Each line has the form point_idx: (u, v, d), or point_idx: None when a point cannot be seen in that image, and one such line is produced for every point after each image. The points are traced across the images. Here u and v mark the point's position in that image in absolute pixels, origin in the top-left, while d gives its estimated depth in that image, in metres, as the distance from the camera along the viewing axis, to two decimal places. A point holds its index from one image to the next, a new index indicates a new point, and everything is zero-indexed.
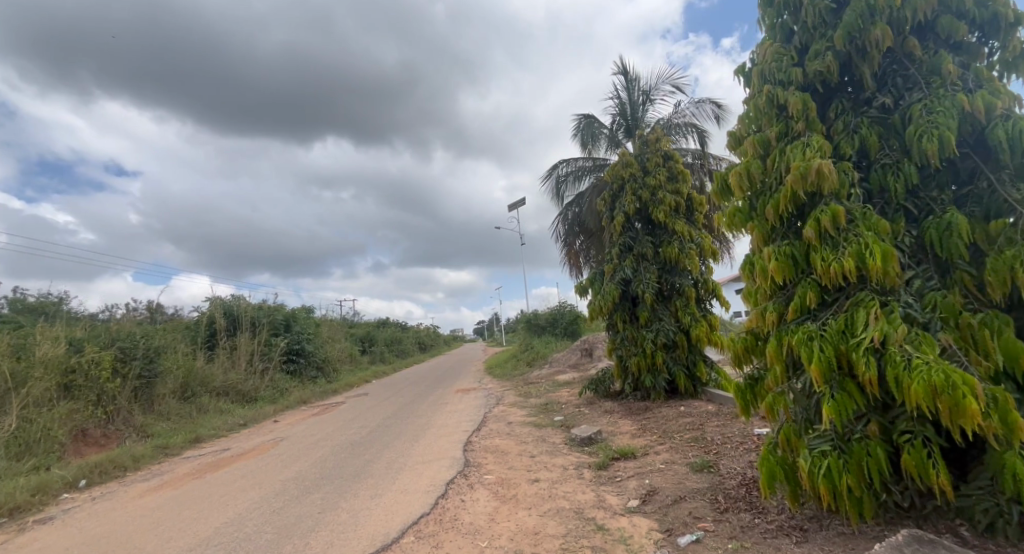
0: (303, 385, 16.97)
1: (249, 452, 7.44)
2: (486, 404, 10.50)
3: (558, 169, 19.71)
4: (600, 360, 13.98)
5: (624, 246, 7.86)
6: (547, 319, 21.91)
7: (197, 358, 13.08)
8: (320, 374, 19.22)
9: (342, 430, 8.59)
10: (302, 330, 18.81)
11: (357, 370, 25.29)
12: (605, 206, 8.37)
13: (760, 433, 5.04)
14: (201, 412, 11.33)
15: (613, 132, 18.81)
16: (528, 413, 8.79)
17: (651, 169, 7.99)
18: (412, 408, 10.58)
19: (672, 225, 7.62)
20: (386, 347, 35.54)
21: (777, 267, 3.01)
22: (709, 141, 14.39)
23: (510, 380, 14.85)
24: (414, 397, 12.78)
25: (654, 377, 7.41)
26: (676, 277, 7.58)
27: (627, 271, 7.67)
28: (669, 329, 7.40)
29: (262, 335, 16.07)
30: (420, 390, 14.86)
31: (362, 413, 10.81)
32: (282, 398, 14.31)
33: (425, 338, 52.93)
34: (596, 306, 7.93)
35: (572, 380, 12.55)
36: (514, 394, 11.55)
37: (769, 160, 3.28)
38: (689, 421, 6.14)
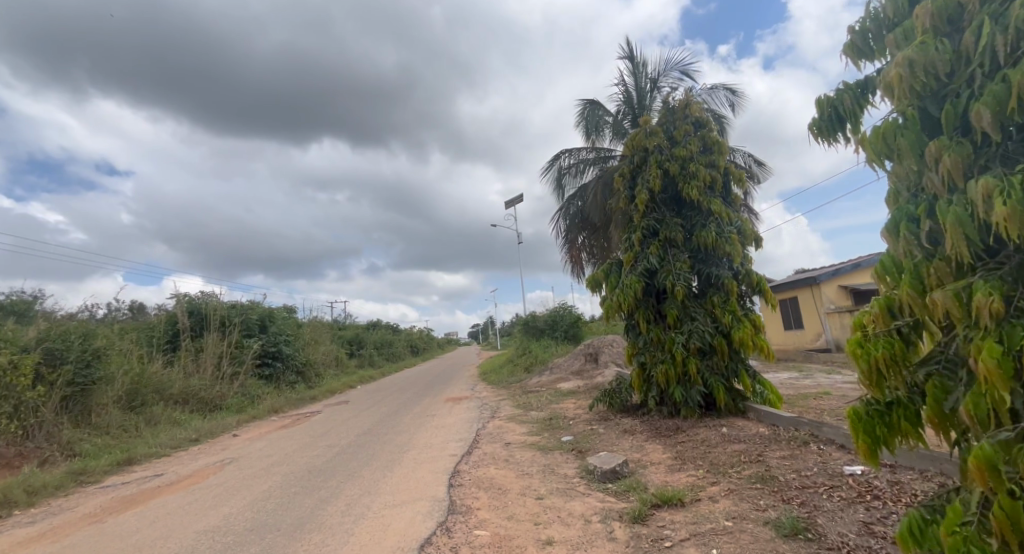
0: (279, 391, 15.47)
1: (182, 481, 5.96)
2: (479, 417, 9.08)
3: (559, 161, 18.30)
4: (607, 366, 12.58)
5: (647, 230, 6.55)
6: (546, 322, 20.54)
7: (152, 362, 11.55)
8: (300, 380, 17.72)
9: (306, 450, 7.11)
10: (281, 331, 17.32)
11: (342, 374, 23.75)
12: (623, 185, 7.10)
13: (857, 473, 3.65)
14: (150, 424, 9.83)
15: (618, 120, 17.56)
16: (529, 430, 7.38)
17: (680, 139, 6.70)
18: (394, 421, 9.11)
19: (707, 205, 6.27)
20: (375, 350, 34.03)
21: (1023, 215, 1.42)
22: (727, 127, 13.13)
23: (507, 388, 13.43)
24: (398, 408, 11.32)
25: (686, 391, 6.03)
26: (711, 267, 6.23)
27: (652, 260, 6.36)
28: (705, 332, 6.04)
29: (232, 336, 14.56)
30: (406, 398, 13.37)
31: (335, 426, 9.33)
32: (252, 407, 12.81)
33: (417, 341, 51.44)
34: (613, 303, 6.60)
35: (577, 388, 11.14)
36: (512, 405, 10.12)
37: (967, 34, 1.84)
38: (739, 449, 4.72)
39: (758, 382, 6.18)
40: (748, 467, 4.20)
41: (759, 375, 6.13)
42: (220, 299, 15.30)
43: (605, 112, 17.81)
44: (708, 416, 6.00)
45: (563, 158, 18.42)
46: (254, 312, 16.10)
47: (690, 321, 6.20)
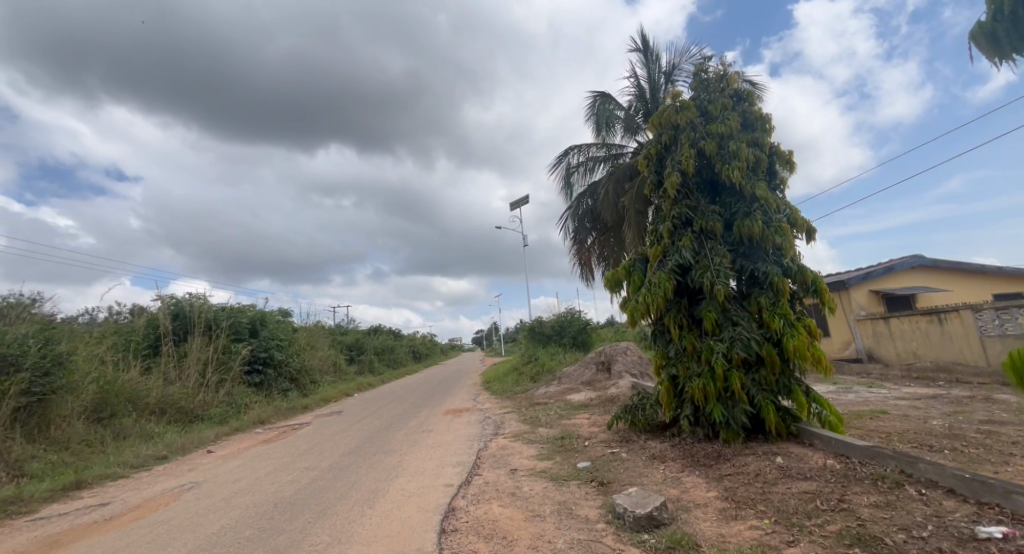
0: (269, 400, 14.54)
1: (125, 514, 4.98)
2: (481, 434, 8.07)
3: (568, 158, 17.38)
4: (621, 376, 11.57)
5: (679, 219, 5.62)
6: (553, 328, 19.53)
7: (126, 370, 10.63)
8: (293, 387, 16.79)
9: (279, 473, 6.13)
10: (274, 336, 16.42)
11: (339, 381, 22.77)
12: (649, 168, 6.19)
13: (998, 538, 2.63)
14: (118, 439, 8.89)
15: (630, 116, 16.76)
16: (538, 452, 6.38)
17: (716, 114, 5.73)
18: (385, 438, 8.12)
19: (751, 189, 5.30)
20: (376, 356, 33.06)
21: None
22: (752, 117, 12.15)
23: (512, 398, 12.44)
24: (392, 421, 10.32)
25: (728, 410, 5.03)
26: (757, 263, 5.24)
27: (685, 255, 5.41)
28: (750, 339, 5.04)
29: (220, 341, 13.65)
30: (403, 409, 12.35)
31: (320, 443, 8.35)
32: (236, 417, 11.88)
33: (420, 347, 50.47)
34: (637, 305, 5.64)
35: (589, 401, 10.13)
36: (518, 420, 9.10)
37: None
38: (807, 489, 3.69)
39: (815, 401, 5.15)
40: (830, 519, 3.16)
41: (815, 393, 5.10)
42: (208, 301, 14.40)
43: (616, 107, 16.96)
44: (754, 442, 4.99)
45: (572, 155, 17.50)
46: (245, 315, 15.20)
47: (732, 327, 5.21)
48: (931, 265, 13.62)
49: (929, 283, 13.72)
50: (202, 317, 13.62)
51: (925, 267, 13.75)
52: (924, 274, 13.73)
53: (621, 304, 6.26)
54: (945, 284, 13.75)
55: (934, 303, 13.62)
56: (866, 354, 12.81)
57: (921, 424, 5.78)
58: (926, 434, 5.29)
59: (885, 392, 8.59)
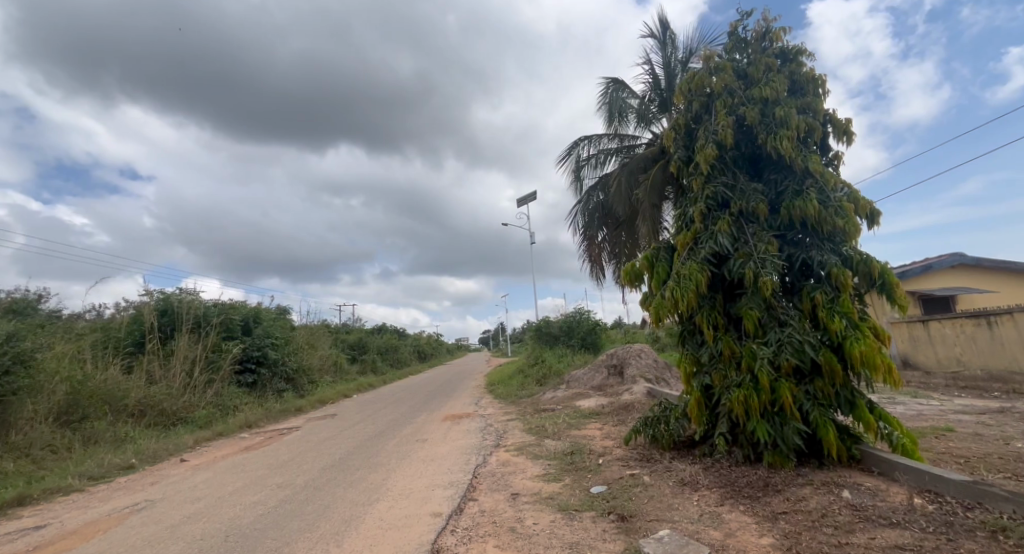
0: (261, 401, 13.84)
1: (53, 543, 4.18)
2: (481, 445, 7.23)
3: (577, 149, 16.43)
4: (634, 381, 10.67)
5: (713, 199, 4.75)
6: (560, 328, 18.63)
7: (103, 369, 9.92)
8: (288, 387, 16.10)
9: (246, 492, 5.32)
10: (268, 333, 15.74)
11: (338, 382, 22.04)
12: (676, 143, 5.33)
13: None
14: (87, 444, 8.16)
15: (643, 106, 15.90)
16: (544, 470, 5.53)
17: (759, 76, 4.84)
18: (373, 448, 7.27)
19: (803, 163, 4.40)
20: (380, 356, 32.37)
21: None
22: None
23: (516, 403, 11.60)
24: (385, 427, 9.51)
25: (775, 429, 4.14)
26: (810, 251, 4.34)
27: (722, 241, 4.54)
28: (803, 343, 4.14)
29: (209, 339, 12.92)
30: (399, 414, 11.53)
31: (302, 452, 7.54)
32: (223, 420, 11.15)
33: (424, 346, 49.78)
34: (662, 301, 4.78)
35: (600, 409, 9.25)
36: (521, 429, 8.24)
37: None
38: (901, 542, 2.75)
39: (881, 419, 4.21)
40: None
41: (883, 409, 4.16)
42: (197, 296, 13.70)
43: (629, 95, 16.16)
44: (807, 469, 4.09)
45: (582, 146, 16.57)
46: (237, 312, 14.48)
47: (779, 328, 4.32)
48: (974, 262, 12.59)
49: (970, 283, 12.68)
50: (191, 313, 12.90)
51: (965, 266, 12.78)
52: (965, 273, 12.73)
53: (643, 301, 5.40)
54: (985, 284, 12.72)
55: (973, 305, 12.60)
56: (901, 360, 11.74)
57: (1001, 447, 4.85)
58: (1016, 459, 4.37)
59: (936, 403, 7.63)
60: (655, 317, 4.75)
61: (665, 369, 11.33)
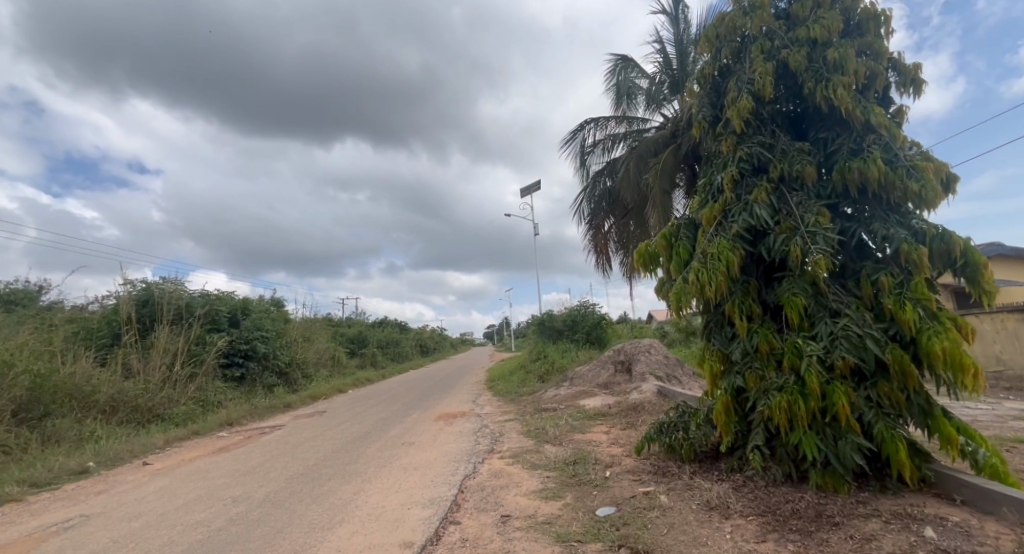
0: (249, 396, 13.19)
1: None
2: (473, 450, 6.48)
3: (583, 133, 15.48)
4: (643, 379, 9.89)
5: (748, 163, 3.92)
6: (564, 323, 17.83)
7: (72, 363, 9.25)
8: (279, 382, 15.44)
9: (195, 507, 4.57)
10: (258, 326, 15.07)
11: (334, 376, 21.37)
12: (701, 100, 4.49)
13: None
14: (45, 445, 7.48)
15: (653, 87, 15.04)
16: (543, 484, 4.74)
17: (804, 14, 3.97)
18: (352, 453, 6.52)
19: (863, 116, 3.54)
20: (380, 350, 31.73)
21: None
22: None
23: (515, 401, 10.85)
24: (372, 427, 8.79)
25: (828, 444, 3.33)
26: (871, 224, 3.49)
27: (759, 212, 3.71)
28: (863, 337, 3.30)
29: (191, 331, 12.23)
30: (390, 412, 10.79)
31: (275, 456, 6.80)
32: (204, 417, 10.50)
33: (426, 341, 49.11)
34: (684, 287, 3.97)
35: (606, 409, 8.48)
36: (519, 431, 7.47)
37: None
38: None
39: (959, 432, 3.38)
40: None
41: (964, 421, 3.32)
42: (181, 286, 13.00)
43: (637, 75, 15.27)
44: (868, 494, 3.28)
45: (588, 130, 15.62)
46: (223, 303, 13.78)
47: (832, 319, 3.49)
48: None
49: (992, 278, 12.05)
50: (172, 304, 12.18)
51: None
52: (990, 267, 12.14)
53: (660, 287, 4.61)
54: None
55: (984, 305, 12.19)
56: None
57: None
58: None
59: (984, 407, 6.80)
60: (674, 305, 3.96)
61: (676, 366, 10.51)
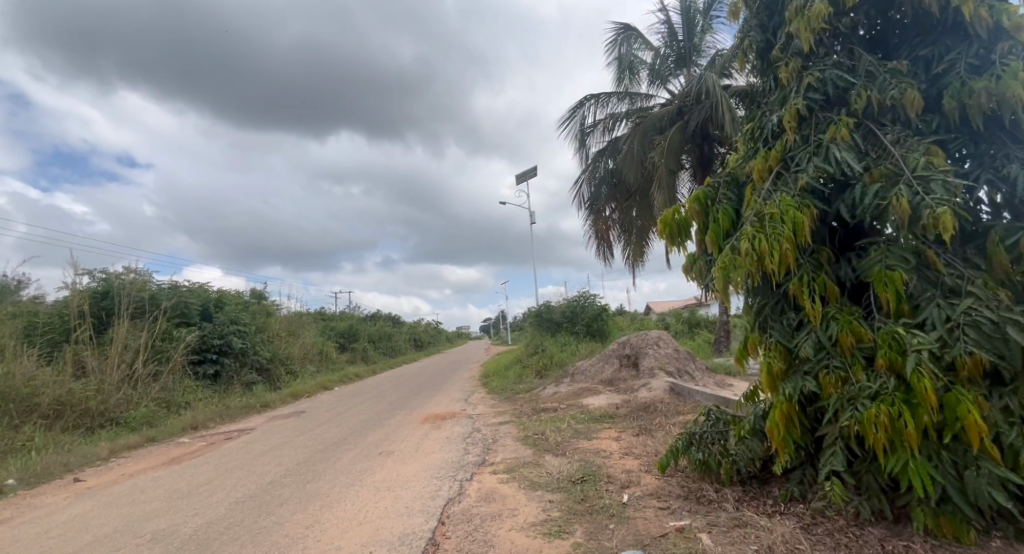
0: (223, 395, 12.18)
1: None
2: (462, 462, 5.50)
3: (582, 111, 14.41)
4: (652, 376, 8.95)
5: (817, 94, 2.92)
6: (563, 314, 16.85)
7: (12, 362, 8.20)
8: (258, 379, 14.42)
9: (100, 549, 3.56)
10: (235, 319, 14.02)
11: (321, 372, 20.34)
12: (746, 22, 3.45)
13: None
14: None
15: (657, 60, 14.03)
16: (545, 513, 3.77)
17: None
18: (318, 468, 5.51)
19: (990, 18, 2.52)
20: (371, 344, 30.73)
21: None
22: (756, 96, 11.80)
23: (511, 400, 9.89)
24: (349, 432, 7.78)
25: (947, 475, 2.36)
26: (1004, 167, 2.49)
27: (839, 156, 2.71)
28: (1001, 326, 2.32)
29: (156, 325, 11.14)
30: (373, 413, 9.79)
31: (228, 470, 5.78)
32: (167, 419, 9.49)
33: (421, 334, 47.94)
34: (732, 259, 2.98)
35: (613, 410, 7.53)
36: (516, 437, 6.50)
37: None
38: None
39: None
40: None
41: None
42: (146, 276, 11.89)
43: (640, 47, 14.22)
44: None
45: (587, 108, 14.56)
46: (193, 295, 12.68)
47: (946, 300, 2.51)
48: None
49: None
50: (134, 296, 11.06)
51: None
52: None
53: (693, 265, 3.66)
54: None
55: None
56: None
57: None
58: None
59: None
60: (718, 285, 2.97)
61: (687, 359, 9.58)
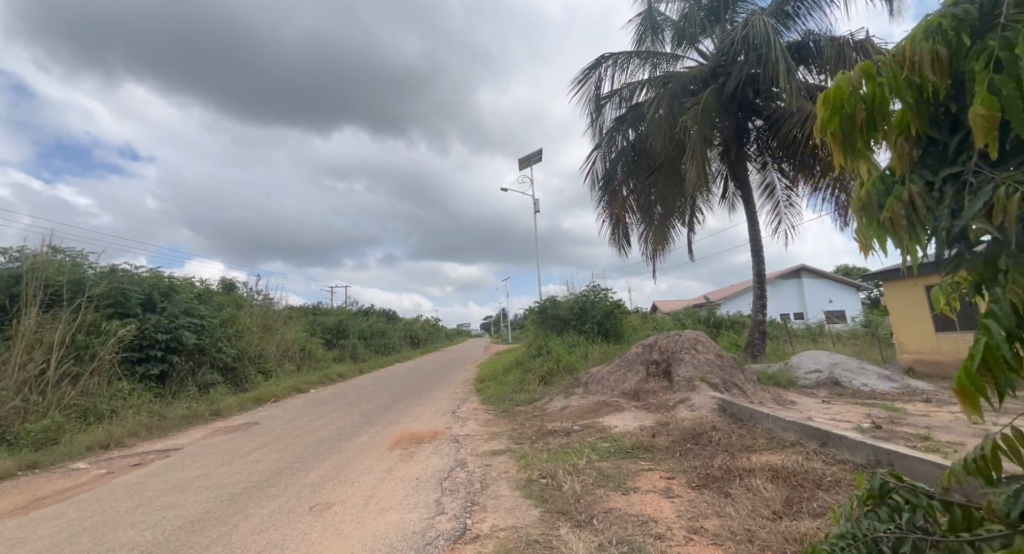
0: (166, 401, 10.19)
1: None
2: (429, 534, 3.48)
3: (597, 72, 12.28)
4: (692, 390, 6.93)
5: None
6: (570, 311, 14.86)
7: None
8: (218, 380, 12.43)
9: None
10: (190, 311, 12.04)
11: (300, 372, 18.35)
12: None
13: None
14: None
15: (687, 13, 11.95)
16: None
17: None
18: (202, 540, 3.48)
19: None
20: (362, 341, 28.76)
21: None
22: (807, 58, 10.12)
23: (510, 416, 7.87)
24: (290, 461, 5.78)
25: None
26: None
27: None
28: None
29: (79, 315, 9.15)
30: (335, 429, 7.78)
31: (70, 537, 3.74)
32: (73, 434, 7.48)
33: (418, 331, 45.98)
34: None
35: (647, 439, 5.52)
36: (515, 484, 4.49)
37: None
38: None
39: None
40: None
41: None
42: (75, 256, 9.92)
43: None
44: None
45: (603, 69, 12.44)
46: (135, 282, 10.73)
47: None
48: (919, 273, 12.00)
49: (920, 302, 12.06)
50: (49, 280, 9.10)
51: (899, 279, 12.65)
52: (901, 284, 12.51)
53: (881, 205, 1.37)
54: None
55: (920, 328, 12.04)
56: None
57: None
58: None
59: None
60: None
61: (733, 369, 7.57)
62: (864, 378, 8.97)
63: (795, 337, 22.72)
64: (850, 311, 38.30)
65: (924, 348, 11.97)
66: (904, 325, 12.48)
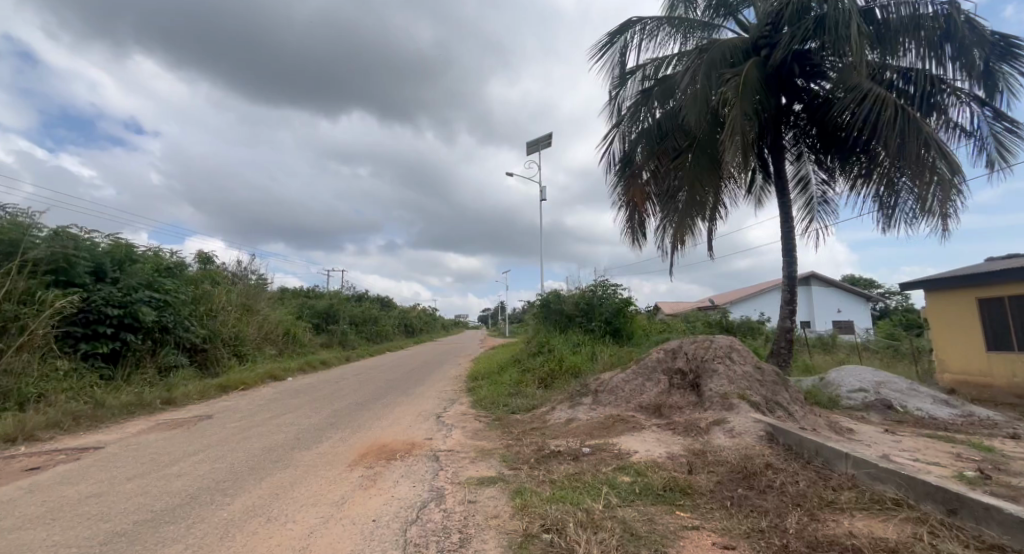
0: (111, 384, 8.92)
1: None
2: None
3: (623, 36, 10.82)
4: (728, 410, 5.65)
5: None
6: (576, 306, 13.55)
7: None
8: (180, 363, 11.15)
9: None
10: (150, 285, 10.75)
11: (280, 357, 17.06)
12: None
13: None
14: None
15: None
16: None
17: None
18: None
19: None
20: (353, 328, 27.42)
21: None
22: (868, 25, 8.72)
23: (504, 427, 6.60)
24: (217, 480, 4.46)
25: None
26: None
27: None
28: None
29: (9, 280, 7.86)
30: (295, 432, 6.51)
31: None
32: None
33: (414, 320, 44.70)
34: None
35: (681, 475, 4.23)
36: (506, 541, 3.19)
37: None
38: None
39: None
40: None
41: None
42: (13, 213, 8.61)
43: None
44: None
45: (629, 35, 10.99)
46: (86, 247, 9.43)
47: None
48: (970, 284, 10.69)
49: (968, 317, 10.77)
50: None
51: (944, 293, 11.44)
52: (947, 297, 11.25)
53: None
54: None
55: (967, 346, 10.76)
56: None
57: None
58: None
59: None
60: None
61: (775, 386, 6.28)
62: (919, 402, 7.69)
63: (810, 347, 21.37)
64: (861, 323, 36.97)
65: (969, 369, 10.71)
66: (947, 342, 11.20)
